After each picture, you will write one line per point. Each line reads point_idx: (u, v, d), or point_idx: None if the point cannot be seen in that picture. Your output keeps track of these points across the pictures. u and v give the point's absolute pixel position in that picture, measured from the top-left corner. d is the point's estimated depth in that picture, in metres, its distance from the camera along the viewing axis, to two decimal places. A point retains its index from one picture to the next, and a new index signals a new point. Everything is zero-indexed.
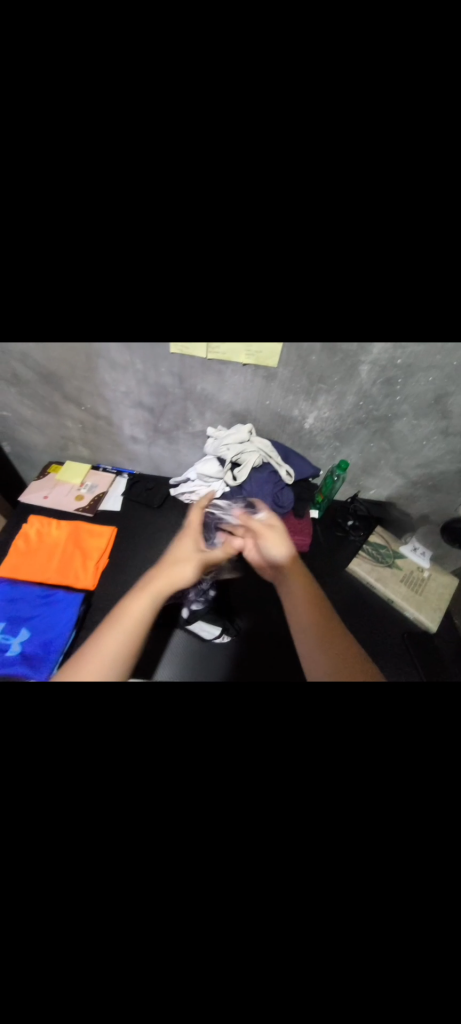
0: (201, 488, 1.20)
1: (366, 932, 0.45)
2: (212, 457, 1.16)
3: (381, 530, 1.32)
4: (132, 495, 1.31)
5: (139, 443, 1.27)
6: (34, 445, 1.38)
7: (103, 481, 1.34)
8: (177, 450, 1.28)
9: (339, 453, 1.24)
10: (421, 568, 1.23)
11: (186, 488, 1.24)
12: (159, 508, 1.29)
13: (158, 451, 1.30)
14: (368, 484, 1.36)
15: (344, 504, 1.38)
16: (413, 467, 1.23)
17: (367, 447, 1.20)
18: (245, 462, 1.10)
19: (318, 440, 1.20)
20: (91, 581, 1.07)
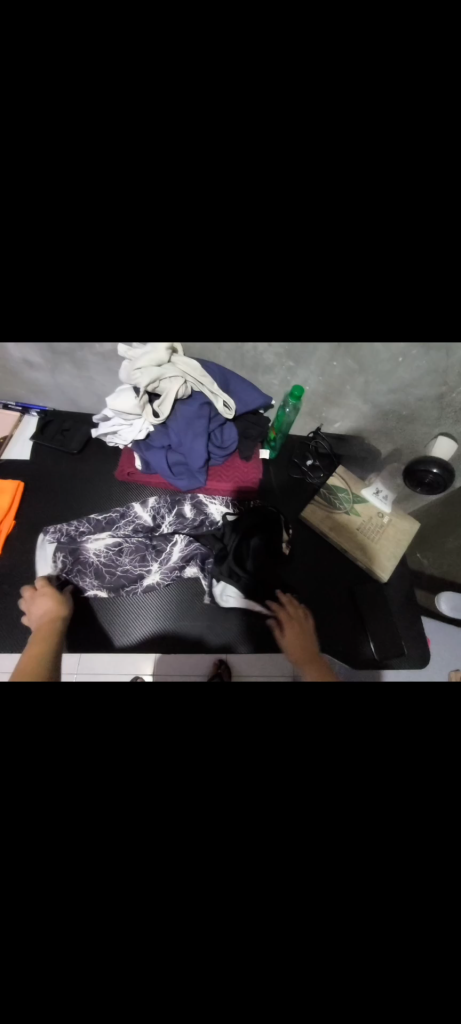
0: (122, 429, 0.97)
1: None
2: (127, 386, 0.91)
3: (342, 470, 1.15)
4: (44, 439, 1.09)
5: (38, 370, 0.98)
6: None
7: (5, 422, 1.10)
8: (90, 379, 1.00)
9: (293, 378, 0.99)
10: (381, 514, 1.10)
11: (105, 429, 0.99)
12: (79, 455, 1.09)
13: (66, 380, 1.01)
14: (331, 417, 1.14)
15: (303, 441, 1.19)
16: (385, 395, 0.99)
17: (329, 367, 0.95)
18: (166, 393, 0.87)
19: (267, 362, 0.94)
20: None
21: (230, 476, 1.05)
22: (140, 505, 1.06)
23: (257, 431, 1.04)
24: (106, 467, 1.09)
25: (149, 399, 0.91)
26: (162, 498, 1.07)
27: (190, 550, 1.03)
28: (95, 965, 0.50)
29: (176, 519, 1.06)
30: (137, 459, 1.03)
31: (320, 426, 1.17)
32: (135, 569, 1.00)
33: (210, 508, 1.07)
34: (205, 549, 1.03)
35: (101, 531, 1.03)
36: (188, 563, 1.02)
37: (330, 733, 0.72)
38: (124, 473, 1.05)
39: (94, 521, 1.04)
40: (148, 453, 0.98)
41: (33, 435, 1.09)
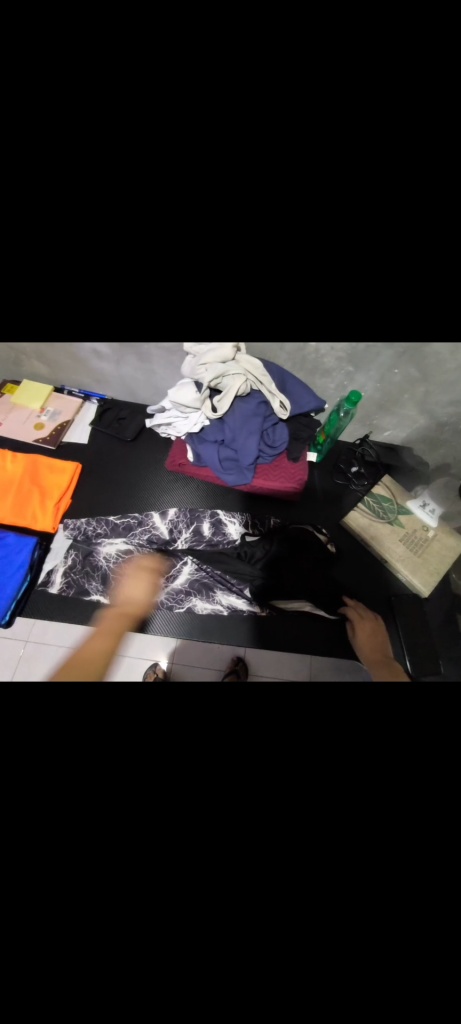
0: (177, 421, 1.02)
1: None
2: (189, 381, 0.94)
3: (389, 479, 1.13)
4: (102, 426, 1.15)
5: (105, 360, 1.03)
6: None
7: (68, 408, 1.17)
8: (150, 372, 1.04)
9: (350, 382, 0.98)
10: (426, 528, 1.07)
11: (161, 420, 1.04)
12: (132, 444, 1.15)
13: (128, 371, 1.06)
14: (382, 425, 1.12)
15: (350, 447, 1.18)
16: (444, 405, 0.96)
17: (389, 374, 0.94)
18: (227, 390, 0.89)
19: (326, 365, 0.94)
20: (50, 524, 1.03)
21: (277, 477, 1.06)
22: (159, 516, 1.07)
23: (307, 433, 1.05)
24: (157, 457, 1.14)
25: (209, 395, 0.94)
26: (182, 513, 1.08)
27: (200, 577, 1.03)
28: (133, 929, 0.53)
29: (193, 534, 1.06)
30: (188, 452, 1.07)
31: (369, 434, 1.16)
32: (141, 582, 1.01)
33: (228, 529, 1.07)
34: (219, 571, 1.02)
35: (127, 534, 1.05)
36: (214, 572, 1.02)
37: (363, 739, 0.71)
38: (174, 464, 1.09)
39: (126, 519, 1.07)
40: (201, 446, 1.01)
41: (92, 421, 1.16)
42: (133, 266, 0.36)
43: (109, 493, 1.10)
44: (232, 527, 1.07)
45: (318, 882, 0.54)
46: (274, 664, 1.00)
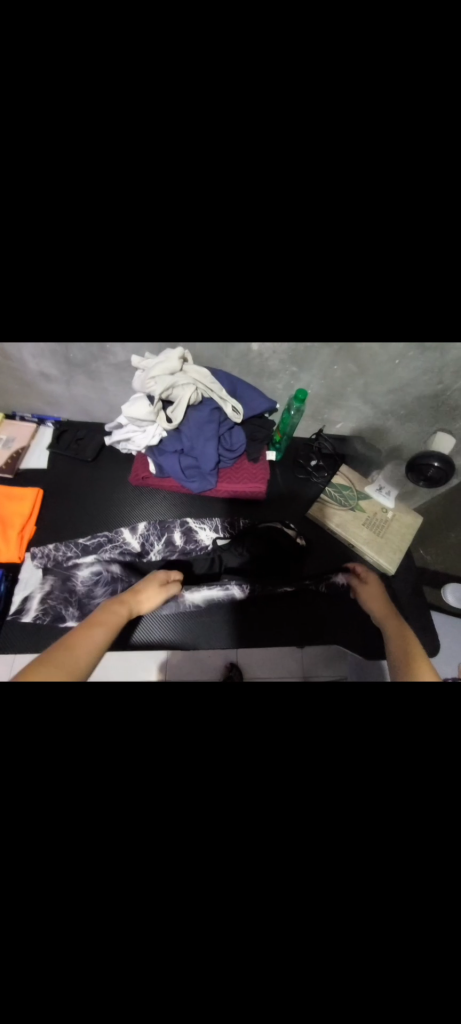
0: (135, 436, 1.02)
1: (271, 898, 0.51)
2: (141, 394, 0.95)
3: (346, 469, 1.20)
4: (60, 448, 1.14)
5: (55, 382, 1.03)
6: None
7: (22, 433, 1.15)
8: (103, 389, 1.05)
9: (297, 381, 1.04)
10: (385, 509, 1.14)
11: (119, 436, 1.04)
12: (93, 463, 1.14)
13: (80, 391, 1.06)
14: (333, 419, 1.19)
15: (307, 442, 1.24)
16: (384, 395, 1.04)
17: (330, 371, 1.00)
18: (179, 400, 0.91)
19: (272, 368, 0.99)
20: (16, 554, 1.01)
21: (240, 479, 1.10)
22: (129, 531, 1.08)
23: (264, 434, 1.09)
24: (121, 472, 1.14)
25: (163, 406, 0.95)
26: (152, 527, 1.09)
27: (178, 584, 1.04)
28: None
29: (165, 547, 1.08)
30: (150, 464, 1.08)
31: (322, 428, 1.22)
32: None
33: (200, 535, 1.10)
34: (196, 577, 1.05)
35: (98, 555, 1.04)
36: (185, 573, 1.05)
37: None
38: (137, 477, 1.09)
39: (96, 542, 1.06)
40: (162, 457, 1.02)
41: (49, 444, 1.14)
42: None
43: (75, 515, 1.08)
44: (202, 533, 1.10)
45: (323, 867, 0.52)
46: (259, 661, 1.01)
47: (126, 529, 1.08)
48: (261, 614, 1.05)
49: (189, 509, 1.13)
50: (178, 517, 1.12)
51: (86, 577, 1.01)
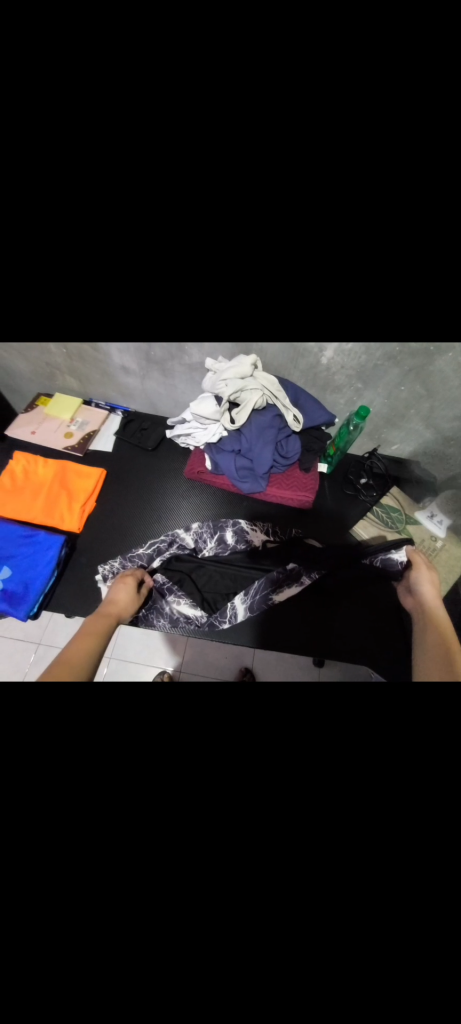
0: (197, 433, 1.11)
1: (282, 900, 0.51)
2: (209, 394, 1.02)
3: (397, 492, 1.18)
4: (125, 435, 1.23)
5: (131, 376, 1.12)
6: (16, 378, 1.25)
7: (95, 419, 1.26)
8: (173, 386, 1.13)
9: (360, 398, 1.05)
10: (434, 537, 1.11)
11: (181, 430, 1.12)
12: (152, 453, 1.22)
13: (152, 386, 1.15)
14: (390, 439, 1.18)
15: (359, 460, 1.23)
16: (449, 420, 1.02)
17: (396, 392, 1.00)
18: (245, 403, 0.96)
19: (337, 382, 1.01)
20: (76, 524, 1.09)
21: (289, 487, 1.12)
22: (183, 530, 1.12)
23: (318, 445, 1.11)
24: (177, 465, 1.21)
25: (228, 407, 1.01)
26: (204, 527, 1.13)
27: (224, 582, 1.06)
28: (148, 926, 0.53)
29: (217, 545, 1.11)
30: (206, 460, 1.13)
31: (377, 447, 1.21)
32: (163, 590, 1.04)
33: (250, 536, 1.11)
34: (241, 578, 1.06)
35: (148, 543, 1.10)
36: (229, 562, 1.07)
37: None
38: (192, 471, 1.15)
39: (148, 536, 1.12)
40: (218, 455, 1.08)
41: (116, 431, 1.24)
42: (183, 291, 0.40)
43: (130, 498, 1.16)
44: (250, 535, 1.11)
45: (336, 876, 0.52)
46: (278, 664, 1.04)
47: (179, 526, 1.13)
48: (296, 623, 1.04)
49: (238, 509, 1.16)
50: (231, 518, 1.15)
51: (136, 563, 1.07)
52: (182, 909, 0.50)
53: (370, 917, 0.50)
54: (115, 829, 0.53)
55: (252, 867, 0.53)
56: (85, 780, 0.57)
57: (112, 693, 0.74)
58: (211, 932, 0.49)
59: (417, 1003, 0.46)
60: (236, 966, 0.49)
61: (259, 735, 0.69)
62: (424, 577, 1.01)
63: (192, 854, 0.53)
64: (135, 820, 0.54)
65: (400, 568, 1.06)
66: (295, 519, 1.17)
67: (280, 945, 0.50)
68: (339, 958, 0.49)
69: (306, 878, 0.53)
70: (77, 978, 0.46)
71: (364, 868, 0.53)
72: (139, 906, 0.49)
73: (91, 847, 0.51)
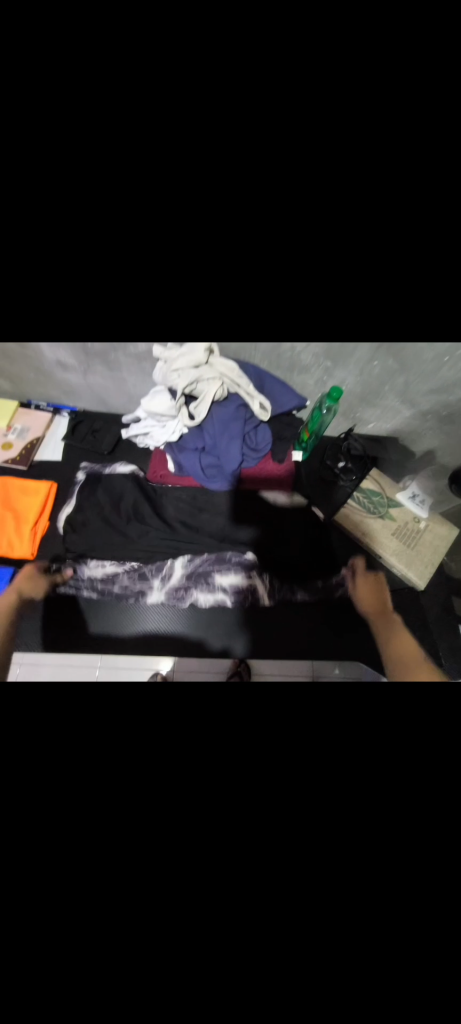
0: (154, 431, 0.98)
1: (267, 920, 0.49)
2: (163, 387, 0.89)
3: (376, 473, 1.11)
4: (76, 438, 1.10)
5: (71, 373, 0.97)
6: None
7: (38, 423, 1.12)
8: (122, 381, 0.98)
9: (330, 379, 0.95)
10: (418, 519, 1.05)
11: (137, 431, 1.01)
12: (108, 457, 1.10)
13: (98, 382, 1.00)
14: (365, 418, 1.10)
15: (336, 441, 1.15)
16: (426, 395, 0.94)
17: (368, 369, 0.90)
18: (203, 396, 0.85)
19: (303, 362, 0.90)
20: (29, 550, 0.97)
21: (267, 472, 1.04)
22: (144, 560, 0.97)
23: (290, 433, 1.01)
24: (141, 464, 1.10)
25: (185, 401, 0.88)
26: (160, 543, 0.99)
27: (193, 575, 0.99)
28: (140, 975, 0.47)
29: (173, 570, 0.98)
30: (170, 462, 1.02)
31: (353, 427, 1.14)
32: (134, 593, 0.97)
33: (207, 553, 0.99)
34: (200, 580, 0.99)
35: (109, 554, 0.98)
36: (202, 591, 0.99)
37: (375, 737, 0.68)
38: (155, 473, 1.04)
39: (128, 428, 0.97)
40: (181, 455, 0.97)
41: (64, 435, 1.10)
42: None
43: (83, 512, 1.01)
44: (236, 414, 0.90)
45: (326, 874, 0.52)
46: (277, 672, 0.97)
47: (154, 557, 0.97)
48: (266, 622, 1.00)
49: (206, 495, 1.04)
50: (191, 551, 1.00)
51: (97, 599, 0.97)
52: (169, 924, 0.49)
53: (355, 901, 0.51)
54: (100, 868, 0.49)
55: (234, 884, 0.51)
56: (57, 848, 0.50)
57: (96, 702, 0.70)
58: (210, 943, 0.49)
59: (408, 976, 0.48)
60: (220, 958, 0.48)
61: (250, 753, 0.62)
62: (429, 536, 1.03)
63: (177, 878, 0.50)
64: (112, 841, 0.51)
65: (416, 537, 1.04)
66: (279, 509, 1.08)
67: (292, 949, 0.49)
68: (336, 958, 0.49)
69: (296, 883, 0.51)
70: (84, 995, 0.46)
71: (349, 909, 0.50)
72: (128, 930, 0.48)
73: (82, 889, 0.49)
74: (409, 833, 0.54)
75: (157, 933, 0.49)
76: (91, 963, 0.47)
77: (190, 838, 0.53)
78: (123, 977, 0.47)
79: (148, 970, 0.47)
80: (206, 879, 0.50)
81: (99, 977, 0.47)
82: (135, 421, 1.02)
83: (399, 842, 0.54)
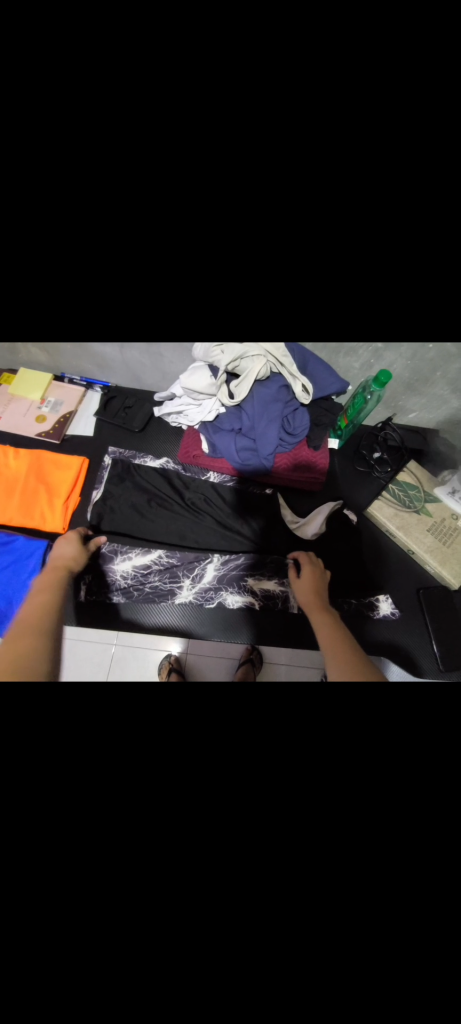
0: (190, 409, 0.96)
1: (291, 919, 0.52)
2: (203, 363, 0.86)
3: (416, 464, 1.05)
4: (108, 414, 1.09)
5: (107, 345, 0.94)
6: None
7: (70, 397, 1.10)
8: (159, 356, 0.95)
9: (377, 363, 0.90)
10: (456, 515, 1.01)
11: (171, 409, 0.98)
12: (140, 435, 1.09)
13: (133, 356, 0.97)
14: (408, 406, 1.05)
15: (372, 430, 1.12)
16: None
17: (422, 353, 0.85)
18: (245, 374, 0.82)
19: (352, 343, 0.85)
20: (60, 524, 0.97)
21: (301, 462, 0.99)
22: (179, 558, 0.97)
23: (330, 419, 0.97)
24: (172, 444, 1.08)
25: (226, 379, 0.86)
26: (190, 540, 0.97)
27: (227, 573, 0.97)
28: (163, 962, 0.49)
29: (203, 574, 0.97)
30: (203, 443, 1.00)
31: (393, 416, 1.09)
32: (166, 589, 0.96)
33: (236, 558, 0.97)
34: (231, 572, 0.97)
35: (144, 548, 0.97)
36: (231, 591, 0.97)
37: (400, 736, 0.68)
38: (187, 454, 1.02)
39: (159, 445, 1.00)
40: (216, 436, 0.95)
41: (96, 411, 1.09)
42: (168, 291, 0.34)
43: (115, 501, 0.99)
44: (283, 401, 0.88)
45: None
46: (291, 664, 0.98)
47: (184, 556, 0.96)
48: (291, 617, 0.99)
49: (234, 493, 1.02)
50: (224, 549, 0.98)
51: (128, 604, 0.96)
52: (193, 921, 0.51)
53: (378, 900, 0.52)
54: None
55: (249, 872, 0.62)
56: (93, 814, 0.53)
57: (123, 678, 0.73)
58: (233, 936, 0.51)
59: (417, 977, 0.48)
60: (242, 955, 0.51)
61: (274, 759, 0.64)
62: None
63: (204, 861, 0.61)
64: None
65: (452, 535, 0.99)
66: (310, 497, 1.06)
67: (313, 943, 0.51)
68: (355, 968, 0.50)
69: (320, 877, 0.54)
70: (98, 993, 0.47)
71: (370, 923, 0.51)
72: (152, 920, 0.50)
73: (114, 855, 0.51)
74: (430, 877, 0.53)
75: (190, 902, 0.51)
76: (114, 956, 0.48)
77: (214, 824, 0.56)
78: (143, 973, 0.49)
79: (171, 954, 0.50)
80: (233, 863, 0.54)
81: (118, 972, 0.48)
82: (171, 399, 1.00)
83: (408, 838, 0.54)
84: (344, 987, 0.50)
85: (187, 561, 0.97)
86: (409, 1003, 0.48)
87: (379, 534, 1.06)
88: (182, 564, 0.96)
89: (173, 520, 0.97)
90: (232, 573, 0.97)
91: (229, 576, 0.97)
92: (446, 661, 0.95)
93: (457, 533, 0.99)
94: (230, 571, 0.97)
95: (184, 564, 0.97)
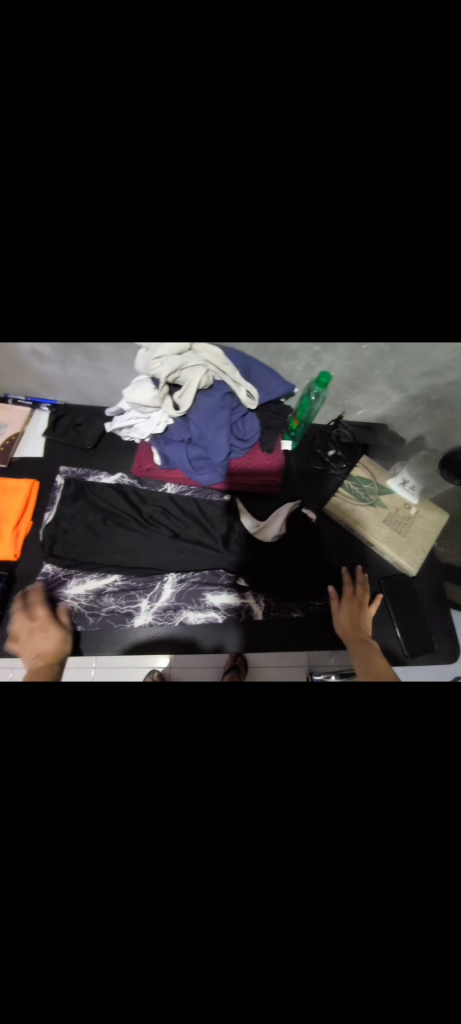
0: (139, 423, 0.95)
1: (262, 934, 0.51)
2: (146, 377, 0.86)
3: (367, 460, 1.09)
4: (57, 433, 1.06)
5: (48, 364, 0.92)
6: None
7: (16, 419, 1.07)
8: (103, 372, 0.94)
9: (318, 365, 0.93)
10: (408, 505, 1.05)
11: (121, 424, 0.97)
12: (92, 452, 1.07)
13: (77, 372, 0.95)
14: (354, 405, 1.09)
15: (324, 430, 1.15)
16: (415, 380, 0.93)
17: (358, 353, 0.88)
18: (187, 385, 0.82)
19: (290, 348, 0.88)
20: (12, 552, 0.94)
21: (255, 468, 1.00)
22: (135, 579, 0.95)
23: (279, 422, 0.98)
24: (127, 459, 1.07)
25: (169, 391, 0.85)
26: (147, 559, 0.95)
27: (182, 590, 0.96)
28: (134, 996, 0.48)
29: (161, 594, 0.95)
30: (156, 455, 1.00)
31: (342, 415, 1.13)
32: (123, 610, 0.94)
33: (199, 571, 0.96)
34: (192, 585, 0.96)
35: (99, 570, 0.94)
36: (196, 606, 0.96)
37: None
38: (141, 468, 1.01)
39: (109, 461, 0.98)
40: (167, 447, 0.95)
41: (45, 431, 1.07)
42: None
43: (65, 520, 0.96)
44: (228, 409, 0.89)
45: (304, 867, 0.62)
46: (267, 667, 0.97)
47: (139, 578, 0.94)
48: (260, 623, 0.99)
49: (192, 503, 1.02)
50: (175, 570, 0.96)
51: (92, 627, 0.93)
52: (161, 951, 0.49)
53: (348, 896, 0.52)
54: None
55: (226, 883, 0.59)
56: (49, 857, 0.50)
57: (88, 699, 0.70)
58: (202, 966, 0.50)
59: (387, 967, 0.49)
60: (218, 978, 0.49)
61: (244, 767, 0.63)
62: (421, 524, 1.03)
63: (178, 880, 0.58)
64: None
65: (407, 525, 1.03)
66: (269, 500, 1.08)
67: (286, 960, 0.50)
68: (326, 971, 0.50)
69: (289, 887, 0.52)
70: None
71: (341, 921, 0.51)
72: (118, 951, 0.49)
73: None
74: (398, 852, 0.54)
75: (155, 952, 0.49)
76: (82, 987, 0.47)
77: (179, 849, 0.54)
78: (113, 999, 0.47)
79: (140, 992, 0.48)
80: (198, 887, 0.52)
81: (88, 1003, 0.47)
82: (120, 414, 0.99)
83: None
84: (324, 997, 0.48)
85: (144, 581, 0.95)
86: (385, 999, 0.47)
87: (339, 530, 1.09)
88: (140, 587, 0.94)
89: (129, 537, 0.95)
90: (193, 586, 0.96)
91: (188, 593, 0.96)
92: (411, 647, 0.98)
93: (411, 522, 1.03)
94: (191, 586, 0.96)
95: (141, 586, 0.95)
